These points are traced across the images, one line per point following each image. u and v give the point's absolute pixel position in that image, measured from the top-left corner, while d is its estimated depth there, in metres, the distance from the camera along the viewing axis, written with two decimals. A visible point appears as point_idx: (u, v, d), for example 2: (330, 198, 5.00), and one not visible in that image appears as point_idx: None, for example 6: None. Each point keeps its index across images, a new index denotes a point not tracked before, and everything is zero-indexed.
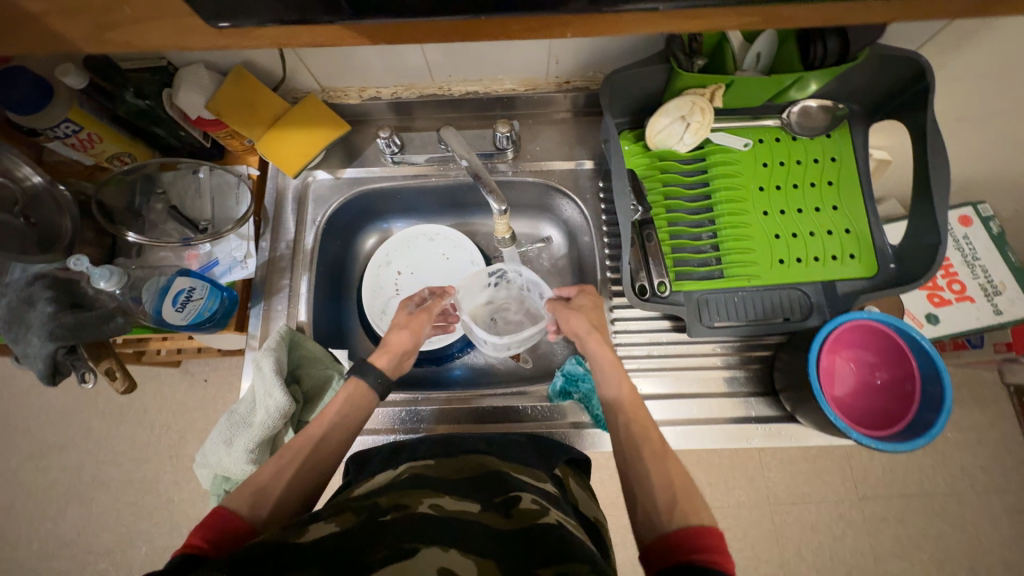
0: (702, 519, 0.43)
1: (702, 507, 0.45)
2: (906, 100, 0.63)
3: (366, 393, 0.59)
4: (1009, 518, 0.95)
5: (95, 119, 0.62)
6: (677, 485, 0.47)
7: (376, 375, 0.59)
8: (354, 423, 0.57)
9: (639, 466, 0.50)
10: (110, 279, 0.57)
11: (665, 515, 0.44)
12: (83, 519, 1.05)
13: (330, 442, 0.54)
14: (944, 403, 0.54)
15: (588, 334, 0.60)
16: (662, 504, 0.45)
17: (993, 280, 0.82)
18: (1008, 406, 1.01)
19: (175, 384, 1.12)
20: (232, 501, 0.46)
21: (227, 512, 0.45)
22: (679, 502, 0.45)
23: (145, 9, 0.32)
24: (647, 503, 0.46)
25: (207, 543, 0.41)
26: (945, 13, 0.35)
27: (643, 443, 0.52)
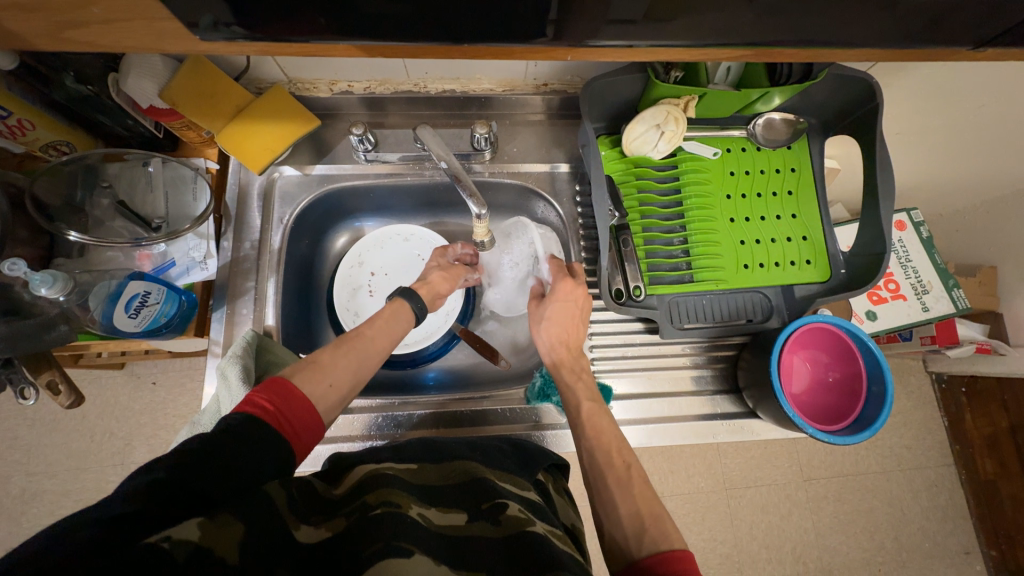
0: (673, 544, 0.44)
1: (672, 532, 0.46)
2: (856, 119, 0.68)
3: (407, 311, 0.63)
4: (928, 492, 1.06)
5: (26, 104, 0.55)
6: (646, 515, 0.47)
7: (418, 303, 0.64)
8: (395, 335, 0.60)
9: (605, 488, 0.51)
10: (53, 285, 0.53)
11: (635, 541, 0.45)
12: (11, 536, 0.96)
13: (375, 346, 0.57)
14: (886, 399, 0.59)
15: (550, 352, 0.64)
16: (631, 530, 0.47)
17: (923, 280, 0.90)
18: (930, 392, 1.12)
19: (119, 388, 1.04)
20: (292, 374, 0.50)
21: (288, 382, 0.48)
22: (648, 527, 0.46)
23: (112, 11, 0.31)
24: (615, 532, 0.47)
25: (272, 405, 0.45)
26: (883, 49, 0.39)
27: (609, 463, 0.53)
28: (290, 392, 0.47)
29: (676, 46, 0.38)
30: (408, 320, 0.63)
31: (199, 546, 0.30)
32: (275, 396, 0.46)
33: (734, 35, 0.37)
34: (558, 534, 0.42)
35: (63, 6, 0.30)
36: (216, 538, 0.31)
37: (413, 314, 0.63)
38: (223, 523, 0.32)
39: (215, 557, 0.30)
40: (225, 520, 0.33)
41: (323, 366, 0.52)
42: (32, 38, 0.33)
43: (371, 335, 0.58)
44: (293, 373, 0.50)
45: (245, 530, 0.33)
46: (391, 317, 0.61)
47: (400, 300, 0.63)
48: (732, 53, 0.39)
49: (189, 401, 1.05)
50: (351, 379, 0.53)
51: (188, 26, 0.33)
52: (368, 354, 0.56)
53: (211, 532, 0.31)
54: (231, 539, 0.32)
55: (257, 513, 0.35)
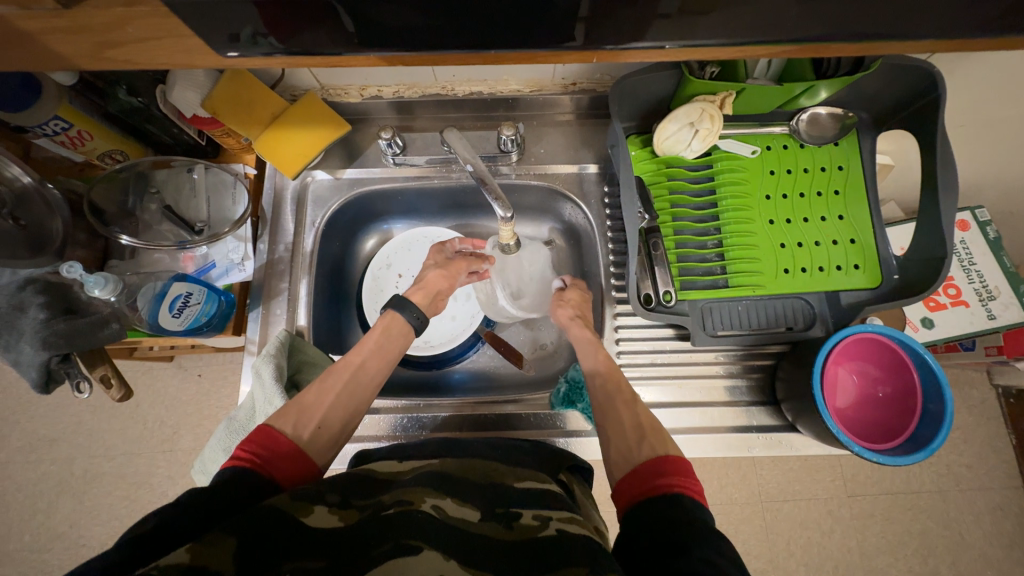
0: (669, 450, 0.49)
1: (669, 443, 0.50)
2: (916, 111, 0.62)
3: (402, 325, 0.63)
4: (992, 516, 0.97)
5: (85, 116, 0.59)
6: (648, 429, 0.52)
7: (415, 312, 0.64)
8: (390, 353, 0.61)
9: (611, 407, 0.55)
10: (104, 286, 0.56)
11: (636, 448, 0.49)
12: (75, 512, 1.04)
13: (366, 372, 0.58)
14: (945, 418, 0.54)
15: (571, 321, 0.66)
16: (633, 438, 0.51)
17: (989, 286, 0.82)
18: (996, 407, 1.03)
19: (168, 379, 1.11)
20: (277, 421, 0.51)
21: (273, 431, 0.49)
22: (647, 437, 0.50)
23: (146, 31, 0.33)
24: (618, 444, 0.51)
25: (258, 458, 0.46)
26: (941, 40, 0.35)
27: (618, 390, 0.57)
28: (276, 441, 0.48)
29: (707, 44, 0.36)
30: (403, 335, 0.63)
31: (191, 565, 0.32)
32: (259, 445, 0.47)
33: (765, 29, 0.34)
34: (575, 521, 0.42)
35: (103, 26, 0.32)
36: (210, 555, 0.33)
37: (408, 325, 0.64)
38: (214, 541, 0.34)
39: (209, 571, 0.32)
40: (214, 538, 0.34)
41: (308, 407, 0.53)
42: (76, 59, 0.36)
43: (360, 360, 0.58)
44: (278, 419, 0.51)
45: (238, 542, 0.34)
46: (384, 335, 0.62)
47: (392, 313, 0.63)
48: (767, 50, 0.37)
49: (230, 393, 1.10)
50: (341, 414, 0.54)
51: (217, 43, 0.34)
52: (360, 383, 0.57)
53: (202, 551, 0.33)
54: (223, 557, 0.33)
55: (255, 528, 0.36)
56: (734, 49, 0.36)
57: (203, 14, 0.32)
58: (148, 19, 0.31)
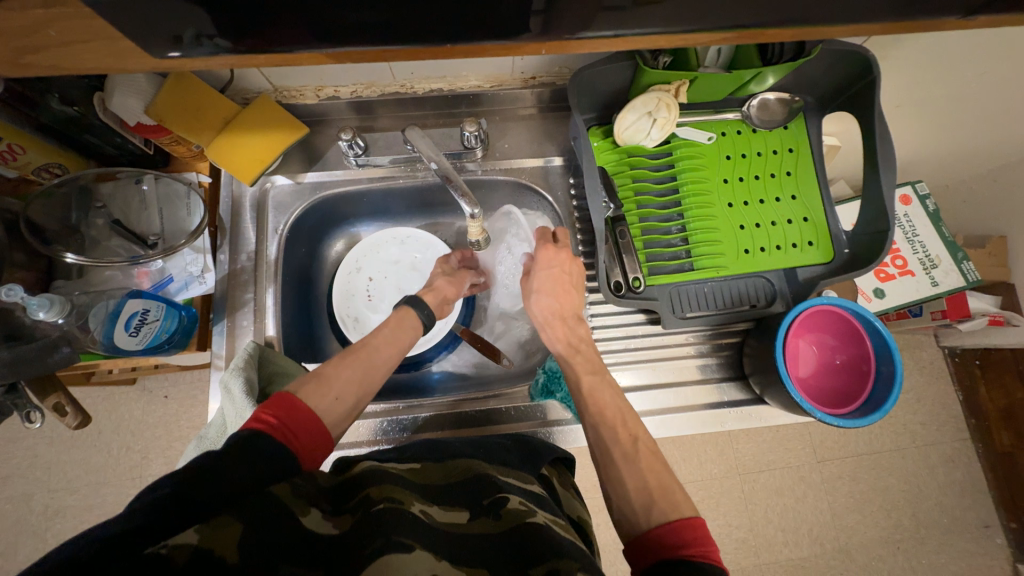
0: (682, 512, 0.45)
1: (680, 501, 0.46)
2: (854, 93, 0.66)
3: (414, 319, 0.64)
4: (945, 467, 1.05)
5: (15, 128, 0.56)
6: (655, 488, 0.47)
7: (425, 309, 0.65)
8: (402, 342, 0.61)
9: (611, 465, 0.51)
10: (50, 309, 0.54)
11: (643, 514, 0.46)
12: (37, 552, 0.98)
13: (382, 355, 0.58)
14: (896, 379, 0.58)
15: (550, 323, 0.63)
16: (638, 504, 0.47)
17: (930, 255, 0.88)
18: (943, 367, 1.10)
19: (131, 403, 1.05)
20: (297, 389, 0.50)
21: (294, 398, 0.49)
22: (656, 499, 0.46)
23: (70, 34, 0.31)
24: (623, 506, 0.48)
25: (276, 420, 0.45)
26: (862, 25, 0.38)
27: (615, 438, 0.53)
28: (298, 407, 0.48)
29: (653, 33, 0.37)
30: (414, 328, 0.64)
31: (199, 547, 0.31)
32: (283, 410, 0.47)
33: (705, 19, 0.36)
34: (561, 521, 0.42)
35: (21, 29, 0.30)
36: (216, 538, 0.32)
37: (419, 323, 0.64)
38: (220, 524, 0.33)
39: (214, 556, 0.31)
40: (220, 522, 0.33)
41: (327, 377, 0.53)
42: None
43: (376, 344, 0.59)
44: (297, 388, 0.51)
45: (245, 528, 0.34)
46: (398, 325, 0.62)
47: (406, 308, 0.64)
48: (710, 37, 0.38)
49: (200, 413, 1.06)
50: (355, 395, 0.54)
51: (149, 46, 0.33)
52: (374, 366, 0.57)
53: (211, 533, 0.33)
54: (229, 541, 0.32)
55: (258, 513, 0.35)
56: (677, 36, 0.37)
57: (133, 16, 0.30)
58: (70, 22, 0.30)
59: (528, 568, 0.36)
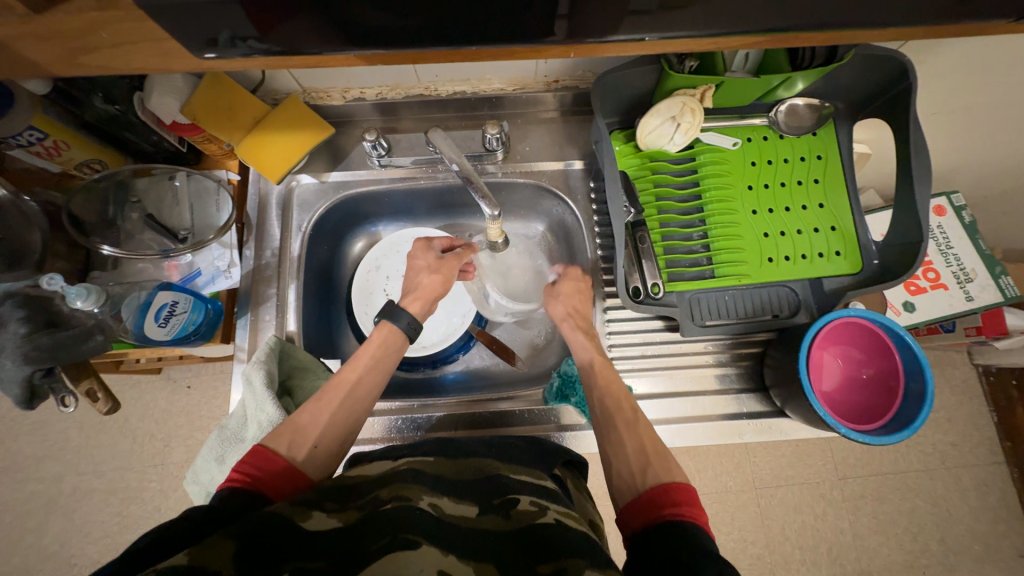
0: (675, 476, 0.46)
1: (675, 467, 0.48)
2: (888, 100, 0.64)
3: (398, 339, 0.62)
4: (977, 491, 1.00)
5: (61, 125, 0.58)
6: (651, 452, 0.50)
7: (408, 321, 0.63)
8: (385, 369, 0.60)
9: (613, 430, 0.53)
10: (87, 298, 0.56)
11: (639, 476, 0.47)
12: (65, 531, 1.02)
13: (361, 389, 0.57)
14: (926, 396, 0.56)
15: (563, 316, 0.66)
16: (636, 467, 0.48)
17: (966, 268, 0.85)
18: (976, 385, 1.06)
19: (157, 392, 1.09)
20: (272, 440, 0.50)
21: (266, 451, 0.48)
22: (651, 461, 0.48)
23: (118, 35, 0.33)
24: (621, 468, 0.49)
25: (252, 477, 0.46)
26: (899, 29, 0.37)
27: (617, 408, 0.55)
28: (273, 460, 0.48)
29: (680, 37, 0.37)
30: (398, 348, 0.62)
31: (189, 565, 0.32)
32: (255, 464, 0.47)
33: (734, 23, 0.35)
34: (572, 516, 0.42)
35: (73, 30, 0.32)
36: (208, 556, 0.33)
37: (402, 336, 0.62)
38: (211, 544, 0.34)
39: (208, 571, 0.32)
40: (211, 542, 0.35)
41: (303, 429, 0.52)
42: (45, 64, 0.35)
43: (356, 377, 0.57)
44: (271, 439, 0.50)
45: (237, 545, 0.35)
46: (381, 348, 0.61)
47: (387, 325, 0.62)
48: (739, 41, 0.38)
49: (221, 404, 1.09)
50: (337, 433, 0.53)
51: (188, 49, 0.34)
52: (355, 400, 0.56)
53: (202, 553, 0.33)
54: (223, 556, 0.33)
55: (253, 530, 0.36)
56: (705, 40, 0.37)
57: (176, 19, 0.32)
58: (122, 23, 0.32)
59: (536, 565, 0.36)
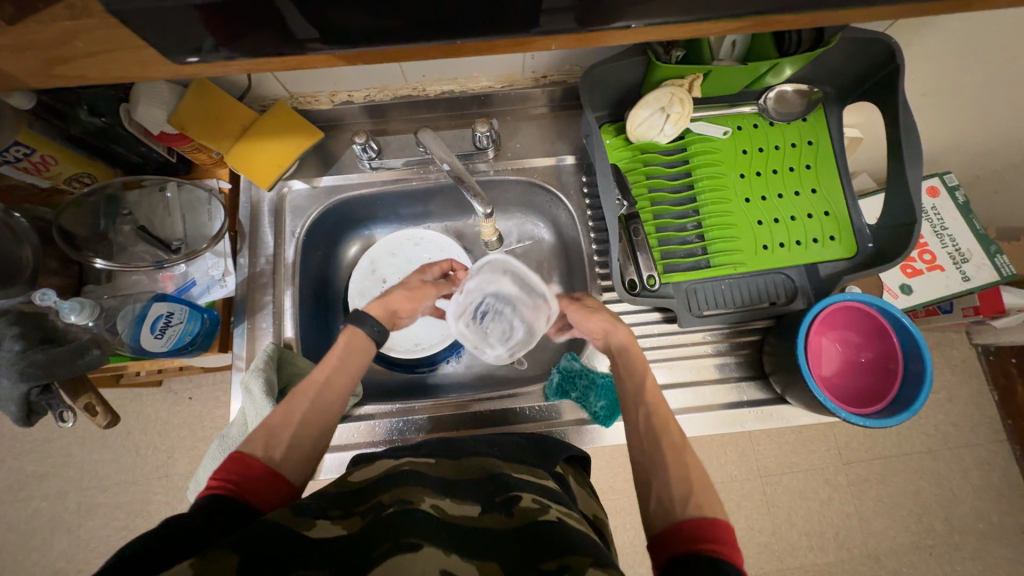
0: (716, 513, 0.43)
1: (716, 503, 0.45)
2: (877, 82, 0.64)
3: (364, 339, 0.59)
4: (981, 470, 1.00)
5: (47, 139, 0.58)
6: (695, 479, 0.47)
7: (372, 323, 0.61)
8: (356, 368, 0.57)
9: (659, 452, 0.50)
10: (81, 312, 0.57)
11: (680, 504, 0.45)
12: (72, 547, 1.02)
13: (333, 388, 0.55)
14: (926, 376, 0.56)
15: (617, 327, 0.61)
16: (677, 493, 0.46)
17: (961, 248, 0.85)
18: (975, 365, 1.06)
19: (158, 404, 1.09)
20: (246, 445, 0.48)
21: (240, 455, 0.47)
22: (694, 491, 0.45)
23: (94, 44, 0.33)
24: (661, 496, 0.46)
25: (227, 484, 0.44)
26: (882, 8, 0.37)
27: (666, 427, 0.51)
28: (249, 466, 0.46)
29: (665, 26, 0.37)
30: (367, 346, 0.60)
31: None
32: (229, 472, 0.45)
33: (716, 11, 0.35)
34: (573, 516, 0.42)
35: (50, 42, 0.32)
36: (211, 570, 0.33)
37: (370, 338, 0.60)
38: (214, 558, 0.34)
39: None
40: (215, 555, 0.34)
41: (276, 430, 0.50)
42: (23, 76, 0.35)
43: (325, 377, 0.55)
44: (246, 444, 0.49)
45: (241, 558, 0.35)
46: (348, 349, 0.58)
47: (353, 327, 0.59)
48: (725, 26, 0.38)
49: (223, 414, 1.08)
50: (312, 434, 0.52)
51: (169, 55, 0.34)
52: (326, 400, 0.54)
53: (204, 564, 0.34)
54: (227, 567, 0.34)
55: (254, 542, 0.36)
56: (689, 27, 0.37)
57: (154, 31, 0.32)
58: (96, 31, 0.31)
59: (540, 563, 0.36)
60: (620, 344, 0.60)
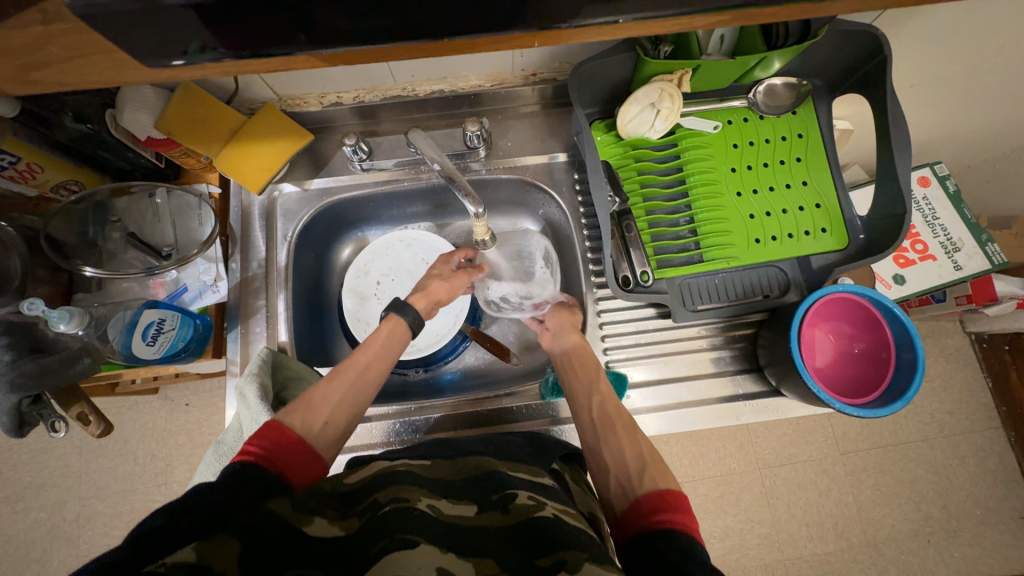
0: (670, 484, 0.48)
1: (669, 476, 0.50)
2: (865, 73, 0.64)
3: (403, 332, 0.62)
4: (976, 457, 1.01)
5: (32, 147, 0.57)
6: (648, 457, 0.52)
7: (413, 315, 0.63)
8: (392, 358, 0.60)
9: (613, 435, 0.55)
10: (70, 321, 0.56)
11: (637, 480, 0.50)
12: (72, 558, 1.01)
13: (372, 372, 0.58)
14: (918, 366, 0.57)
15: (570, 331, 0.66)
16: (633, 469, 0.51)
17: (952, 238, 0.85)
18: (969, 353, 1.07)
19: (155, 412, 1.08)
20: (285, 416, 0.51)
21: (281, 427, 0.49)
22: (648, 467, 0.51)
23: (71, 48, 0.32)
24: (619, 472, 0.52)
25: (263, 449, 0.47)
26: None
27: (618, 415, 0.57)
28: (285, 434, 0.49)
29: (651, 21, 0.36)
30: (404, 339, 0.62)
31: (197, 564, 0.32)
32: (267, 440, 0.48)
33: (701, 7, 0.35)
34: (569, 512, 0.42)
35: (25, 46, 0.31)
36: (215, 558, 0.33)
37: (409, 331, 0.63)
38: (219, 543, 0.34)
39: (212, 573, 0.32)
40: (220, 540, 0.34)
41: (314, 404, 0.53)
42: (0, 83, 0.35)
43: (365, 362, 0.58)
44: (286, 415, 0.51)
45: (243, 547, 0.34)
46: (387, 338, 0.61)
47: (395, 318, 0.62)
48: (712, 19, 0.37)
49: (221, 420, 1.08)
50: (346, 413, 0.54)
51: (149, 62, 0.34)
52: (364, 383, 0.57)
53: (209, 551, 0.33)
54: (230, 557, 0.33)
55: (255, 529, 0.35)
56: (674, 23, 0.37)
57: (133, 34, 0.31)
58: (72, 37, 0.31)
59: (535, 559, 0.37)
60: (568, 346, 0.65)
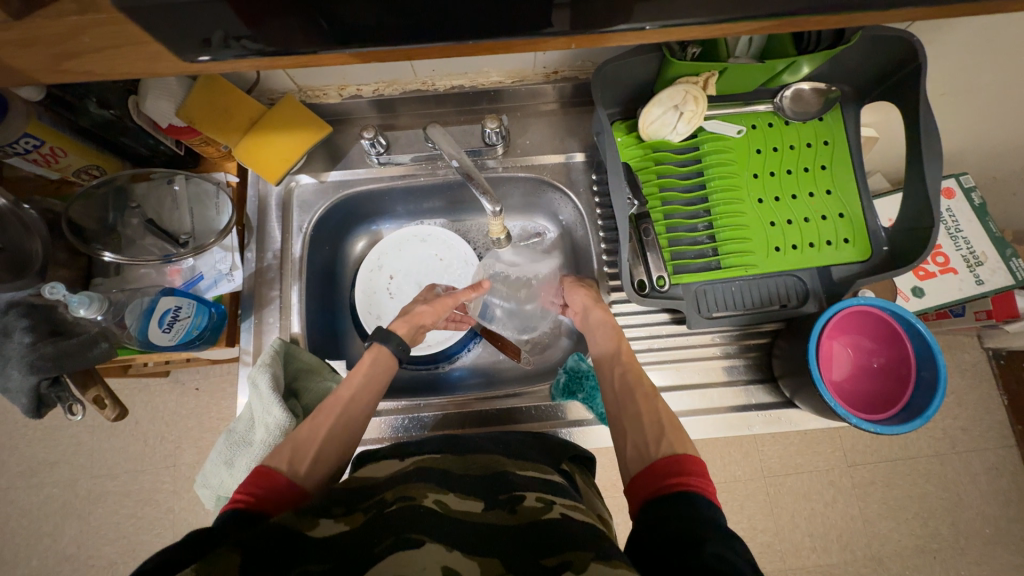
0: (687, 450, 0.48)
1: (686, 442, 0.49)
2: (898, 81, 0.62)
3: (388, 358, 0.63)
4: (988, 475, 0.99)
5: (56, 132, 0.58)
6: (667, 423, 0.51)
7: (396, 343, 0.64)
8: (377, 388, 0.60)
9: (632, 404, 0.55)
10: (90, 305, 0.56)
11: (654, 445, 0.49)
12: (82, 533, 1.03)
13: (359, 405, 0.57)
14: (938, 384, 0.55)
15: (592, 305, 0.66)
16: (651, 435, 0.50)
17: (975, 251, 0.83)
18: (986, 369, 1.04)
19: (165, 395, 1.09)
20: (272, 459, 0.49)
21: (269, 470, 0.48)
22: (666, 434, 0.50)
23: (101, 39, 0.32)
24: (637, 439, 0.51)
25: (253, 496, 0.45)
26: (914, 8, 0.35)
27: (638, 382, 0.57)
28: (274, 479, 0.47)
29: (684, 27, 0.35)
30: (388, 367, 0.62)
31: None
32: (256, 485, 0.46)
33: (737, 14, 0.34)
34: (577, 510, 0.42)
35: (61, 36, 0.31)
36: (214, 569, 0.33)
37: (393, 358, 0.63)
38: (217, 558, 0.34)
39: None
40: (218, 553, 0.35)
41: (302, 443, 0.52)
42: (32, 72, 0.35)
43: (349, 395, 0.57)
44: (270, 460, 0.50)
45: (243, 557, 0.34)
46: (370, 370, 0.60)
47: (377, 347, 0.63)
48: (747, 26, 0.36)
49: (228, 405, 1.09)
50: (336, 446, 0.53)
51: (177, 54, 0.34)
52: (351, 417, 0.56)
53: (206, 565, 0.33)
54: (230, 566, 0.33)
55: (256, 542, 0.36)
56: (708, 29, 0.36)
57: (163, 26, 0.31)
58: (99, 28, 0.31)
59: (540, 559, 0.36)
60: (593, 321, 0.66)
